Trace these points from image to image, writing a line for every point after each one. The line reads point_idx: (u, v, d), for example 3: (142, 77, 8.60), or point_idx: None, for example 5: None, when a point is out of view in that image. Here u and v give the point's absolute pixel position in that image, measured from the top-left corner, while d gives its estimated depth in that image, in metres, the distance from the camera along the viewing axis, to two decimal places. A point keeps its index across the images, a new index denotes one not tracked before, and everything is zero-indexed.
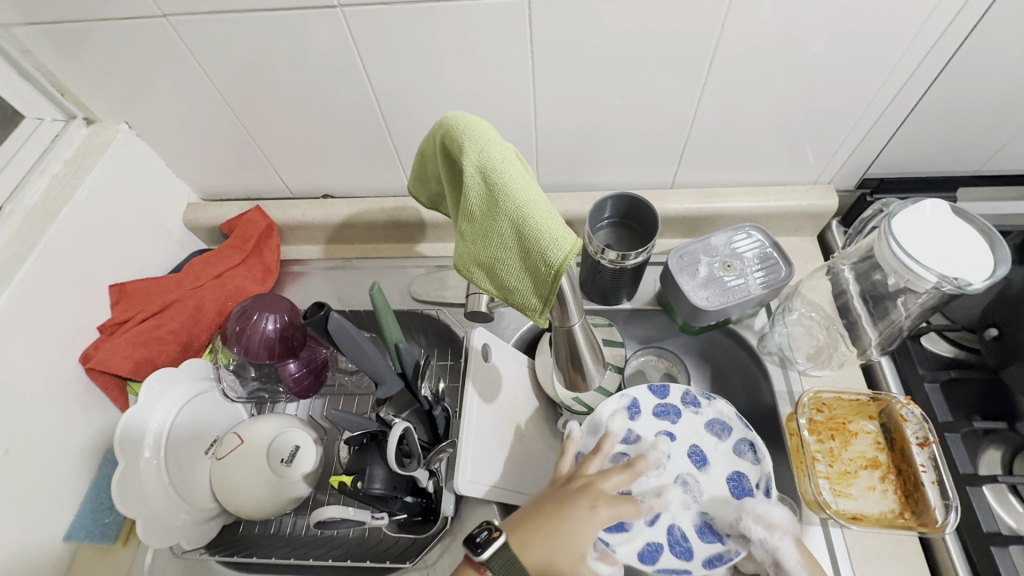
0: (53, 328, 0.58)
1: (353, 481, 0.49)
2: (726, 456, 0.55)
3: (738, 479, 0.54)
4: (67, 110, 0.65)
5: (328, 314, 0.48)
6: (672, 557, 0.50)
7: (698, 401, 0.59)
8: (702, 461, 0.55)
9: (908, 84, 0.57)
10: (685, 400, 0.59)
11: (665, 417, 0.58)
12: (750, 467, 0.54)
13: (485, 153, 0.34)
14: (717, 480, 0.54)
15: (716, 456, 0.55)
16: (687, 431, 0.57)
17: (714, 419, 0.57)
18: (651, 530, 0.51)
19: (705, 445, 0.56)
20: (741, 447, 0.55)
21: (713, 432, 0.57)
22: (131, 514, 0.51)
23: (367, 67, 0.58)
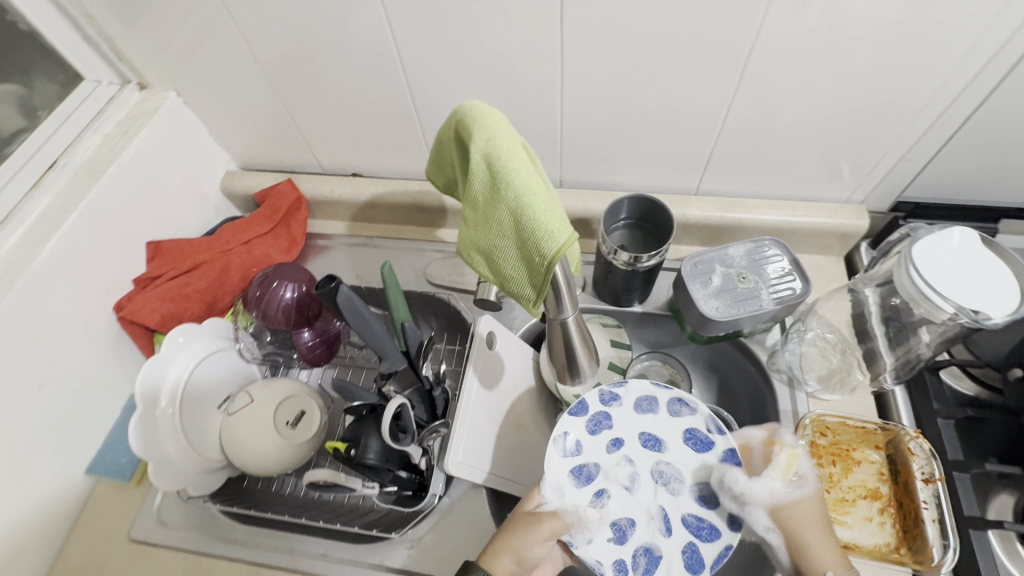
0: (91, 277, 0.62)
1: (346, 448, 0.53)
2: (675, 424, 0.53)
3: (693, 436, 0.53)
4: (123, 75, 0.69)
5: (338, 287, 0.49)
6: (705, 547, 0.49)
7: (616, 392, 0.54)
8: (657, 443, 0.53)
9: (955, 105, 0.54)
10: (604, 400, 0.54)
11: (602, 428, 0.53)
12: (695, 419, 0.53)
13: (492, 142, 0.34)
14: (678, 450, 0.53)
15: (665, 429, 0.53)
16: (627, 426, 0.53)
17: (638, 399, 0.54)
18: (670, 541, 0.50)
19: (647, 426, 0.54)
20: (677, 407, 0.53)
21: (645, 409, 0.54)
22: (144, 455, 0.55)
23: (401, 53, 0.60)
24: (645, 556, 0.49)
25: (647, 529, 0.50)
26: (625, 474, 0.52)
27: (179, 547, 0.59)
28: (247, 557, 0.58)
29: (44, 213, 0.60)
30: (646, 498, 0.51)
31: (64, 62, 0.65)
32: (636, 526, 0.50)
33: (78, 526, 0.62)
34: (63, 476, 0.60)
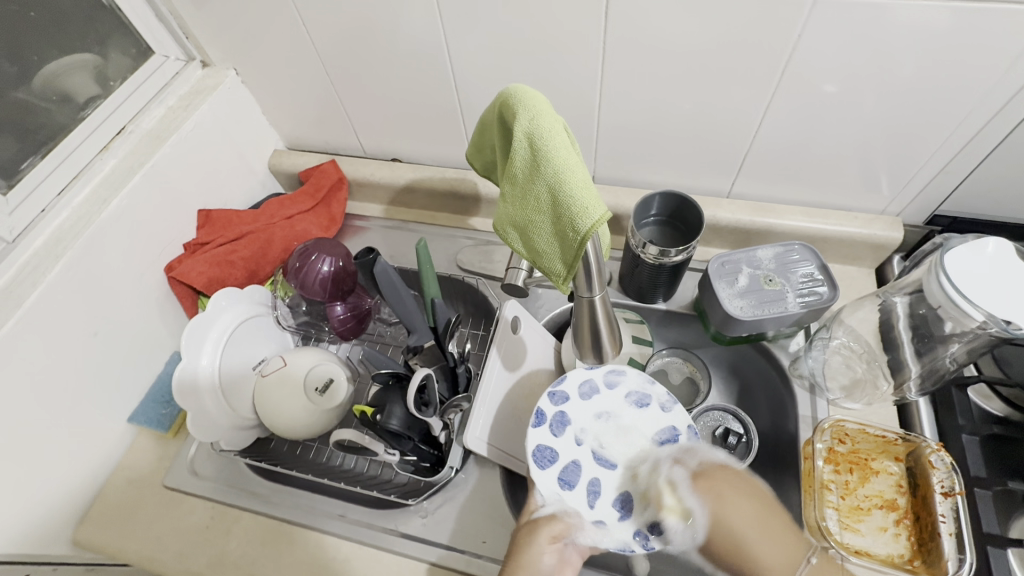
0: (147, 237, 0.67)
1: (373, 413, 0.55)
2: (620, 396, 0.58)
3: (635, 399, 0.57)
4: (188, 52, 0.73)
5: (376, 257, 0.52)
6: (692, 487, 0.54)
7: (561, 389, 0.57)
8: (607, 415, 0.57)
9: (996, 121, 0.54)
10: (553, 401, 0.56)
11: (566, 427, 0.56)
12: (625, 385, 0.58)
13: (535, 122, 0.36)
14: (627, 415, 0.57)
15: (612, 403, 0.58)
16: (580, 414, 0.56)
17: (580, 386, 0.58)
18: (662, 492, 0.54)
19: (597, 405, 0.57)
20: (612, 377, 0.58)
21: (590, 392, 0.58)
22: (183, 404, 0.59)
23: (448, 42, 0.62)
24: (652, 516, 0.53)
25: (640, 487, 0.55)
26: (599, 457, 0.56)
27: (208, 497, 0.62)
28: (270, 512, 0.61)
29: (109, 174, 0.64)
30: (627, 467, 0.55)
31: (137, 37, 0.69)
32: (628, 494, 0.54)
33: (118, 470, 0.66)
34: (109, 421, 0.64)
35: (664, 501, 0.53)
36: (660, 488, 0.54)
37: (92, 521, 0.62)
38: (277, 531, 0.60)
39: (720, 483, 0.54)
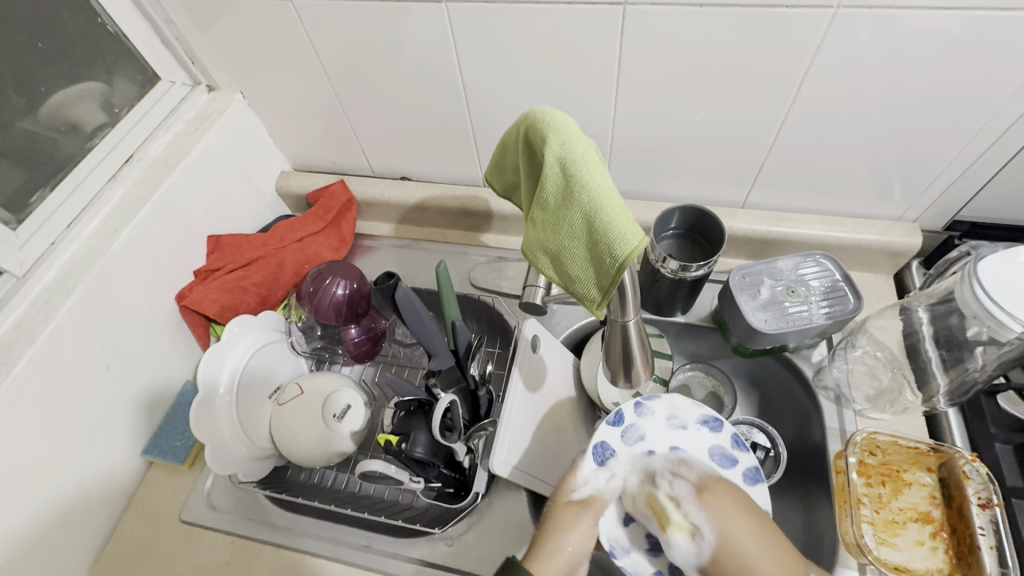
0: (157, 266, 0.66)
1: (398, 442, 0.53)
2: (705, 440, 0.54)
3: (720, 452, 0.54)
4: (194, 77, 0.73)
5: (397, 283, 0.51)
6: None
7: (649, 403, 0.56)
8: (685, 456, 0.54)
9: (1016, 126, 0.53)
10: (636, 411, 0.55)
11: (633, 442, 0.54)
12: (719, 437, 0.54)
13: (567, 147, 0.36)
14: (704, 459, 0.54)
15: (693, 443, 0.54)
16: (659, 439, 0.54)
17: (668, 414, 0.55)
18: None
19: (680, 440, 0.54)
20: (707, 426, 0.55)
21: (676, 424, 0.55)
22: (203, 439, 0.57)
23: (460, 61, 0.62)
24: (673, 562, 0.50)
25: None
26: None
27: (227, 531, 0.61)
28: (292, 545, 0.59)
29: (119, 203, 0.63)
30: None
31: (144, 64, 0.69)
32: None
33: (131, 506, 0.64)
34: (122, 455, 0.63)
35: (664, 513, 0.48)
36: (656, 499, 0.49)
37: (107, 561, 0.61)
38: (299, 564, 0.59)
39: (721, 495, 0.48)
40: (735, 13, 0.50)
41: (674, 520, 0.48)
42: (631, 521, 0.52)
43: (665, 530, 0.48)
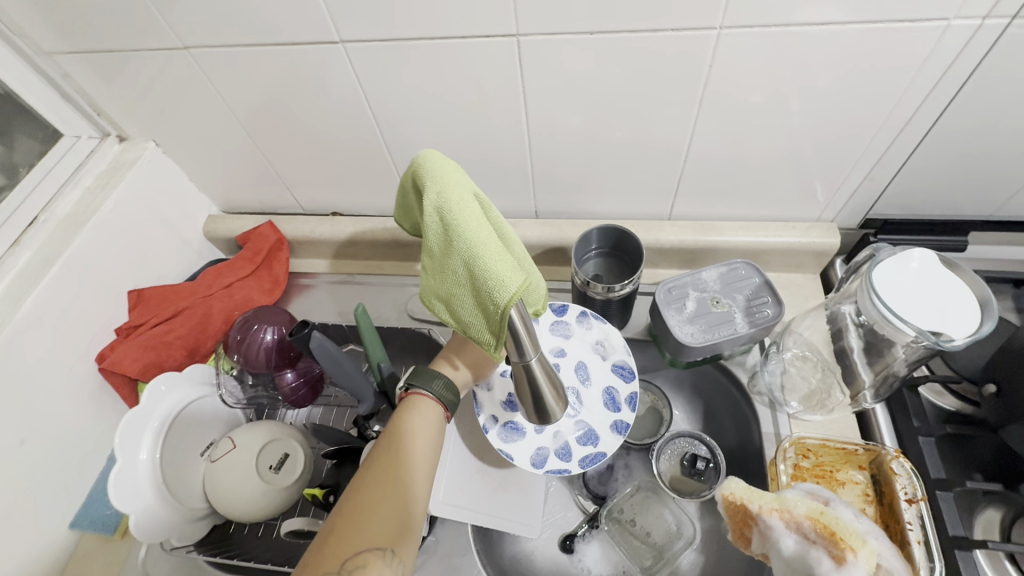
0: (72, 329, 0.63)
1: (324, 493, 0.55)
2: (609, 376, 0.64)
3: (612, 393, 0.63)
4: (102, 128, 0.71)
5: (311, 332, 0.51)
6: (555, 459, 0.60)
7: (590, 317, 0.66)
8: (585, 377, 0.64)
9: (909, 127, 0.55)
10: (579, 316, 0.67)
11: (558, 333, 0.66)
12: (620, 383, 0.63)
13: (443, 196, 0.35)
14: (596, 393, 0.63)
15: (600, 373, 0.64)
16: (577, 349, 0.65)
17: (597, 338, 0.65)
18: (539, 438, 0.62)
19: (590, 363, 0.65)
20: (620, 370, 0.64)
21: (600, 351, 0.65)
22: (125, 510, 0.55)
23: (369, 97, 0.61)
24: (508, 427, 0.62)
25: None
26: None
27: None
28: None
29: (24, 268, 0.61)
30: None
31: (43, 120, 0.66)
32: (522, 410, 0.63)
33: None
34: (46, 531, 0.60)
35: (851, 540, 0.42)
36: (833, 522, 0.43)
37: None
38: None
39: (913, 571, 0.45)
40: (627, 36, 0.50)
41: (859, 553, 0.41)
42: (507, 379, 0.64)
43: (844, 561, 0.41)
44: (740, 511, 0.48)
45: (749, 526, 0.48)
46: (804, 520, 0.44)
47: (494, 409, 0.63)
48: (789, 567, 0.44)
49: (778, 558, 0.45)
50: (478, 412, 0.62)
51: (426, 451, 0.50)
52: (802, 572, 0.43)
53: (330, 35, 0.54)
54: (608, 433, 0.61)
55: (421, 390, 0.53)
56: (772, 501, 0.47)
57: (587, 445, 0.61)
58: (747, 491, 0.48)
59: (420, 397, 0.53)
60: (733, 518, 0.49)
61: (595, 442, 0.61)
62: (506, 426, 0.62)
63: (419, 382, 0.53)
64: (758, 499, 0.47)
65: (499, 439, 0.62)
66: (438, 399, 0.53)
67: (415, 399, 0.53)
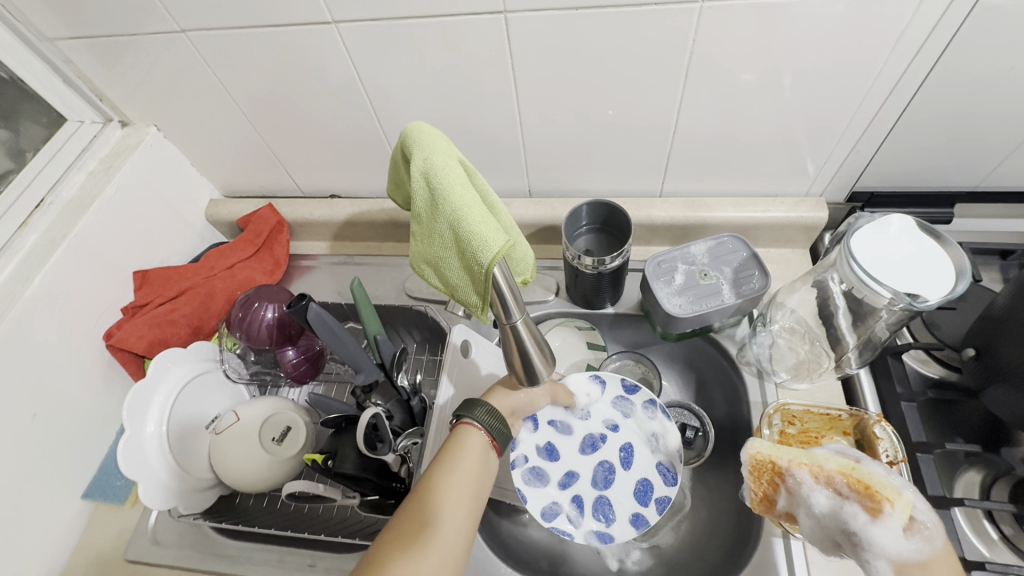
0: (80, 307, 0.65)
1: (324, 459, 0.56)
2: (650, 469, 0.60)
3: (646, 485, 0.60)
4: (105, 114, 0.72)
5: (309, 304, 0.53)
6: (565, 521, 0.58)
7: (657, 410, 0.62)
8: (628, 461, 0.61)
9: (891, 99, 0.56)
10: (648, 404, 0.63)
11: (618, 409, 0.64)
12: (663, 482, 0.59)
13: (429, 162, 0.37)
14: (628, 482, 0.60)
15: (643, 462, 0.61)
16: (631, 433, 0.63)
17: (655, 431, 0.62)
18: (559, 493, 0.60)
19: (637, 450, 0.62)
20: (665, 471, 0.60)
21: (651, 442, 0.62)
22: (132, 477, 0.56)
23: (363, 77, 0.62)
24: (534, 470, 0.61)
25: (561, 469, 0.61)
26: (589, 440, 0.63)
27: (173, 565, 0.60)
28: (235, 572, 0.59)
29: (32, 249, 0.63)
30: (583, 463, 0.62)
31: (48, 105, 0.68)
32: (556, 461, 0.62)
33: (76, 551, 0.64)
34: (60, 501, 0.63)
35: (886, 492, 0.41)
36: (866, 476, 0.43)
37: None
38: None
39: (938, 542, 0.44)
40: (611, 12, 0.51)
41: (895, 504, 0.41)
42: (550, 430, 0.63)
43: (879, 513, 0.41)
44: (768, 471, 0.49)
45: (775, 485, 0.48)
46: (836, 475, 0.44)
47: (528, 450, 0.62)
48: (818, 520, 0.45)
49: (808, 515, 0.46)
50: (513, 448, 0.61)
51: (478, 477, 0.48)
52: (834, 526, 0.44)
53: (323, 15, 0.56)
54: (626, 520, 0.58)
55: (467, 418, 0.52)
56: (801, 456, 0.47)
57: (600, 520, 0.58)
58: (773, 449, 0.49)
59: (466, 427, 0.51)
60: (758, 479, 0.49)
61: (609, 522, 0.58)
62: (533, 469, 0.61)
63: (466, 410, 0.52)
64: (788, 455, 0.48)
65: (521, 478, 0.60)
66: (485, 429, 0.51)
67: (463, 429, 0.51)
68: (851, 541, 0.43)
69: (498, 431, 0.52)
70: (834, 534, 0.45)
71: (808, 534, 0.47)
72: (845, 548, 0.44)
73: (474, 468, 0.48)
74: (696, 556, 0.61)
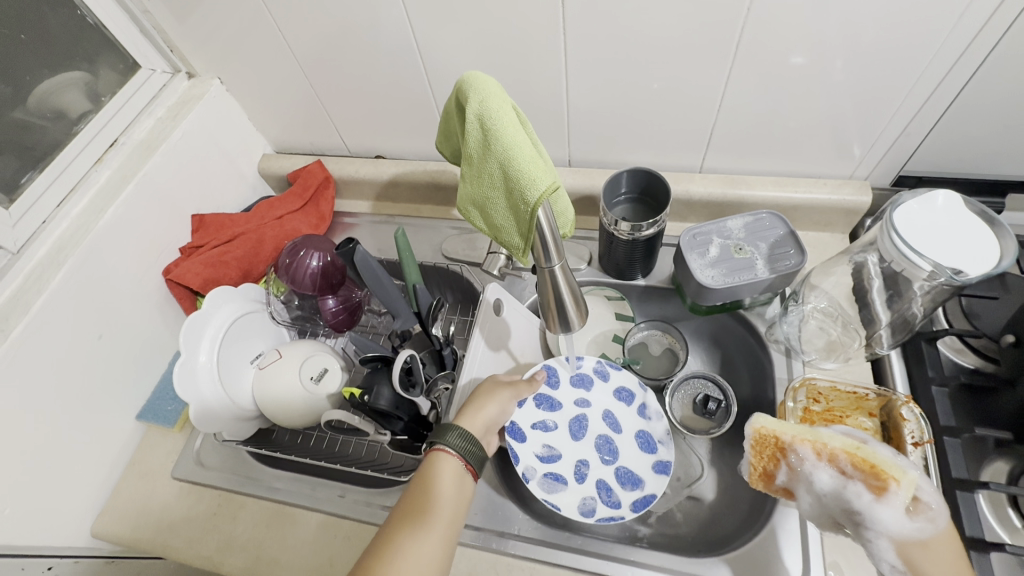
0: (144, 242, 0.70)
1: (362, 395, 0.58)
2: (635, 421, 0.65)
3: (644, 436, 0.64)
4: (174, 64, 0.77)
5: (356, 247, 0.56)
6: (604, 507, 0.60)
7: (608, 370, 0.68)
8: (615, 424, 0.66)
9: (946, 81, 0.55)
10: (598, 369, 0.68)
11: (579, 387, 0.68)
12: (649, 425, 0.65)
13: (484, 104, 0.39)
14: (627, 439, 0.65)
15: (626, 419, 0.66)
16: (601, 397, 0.67)
17: (620, 387, 0.67)
18: (582, 487, 0.61)
19: (615, 409, 0.67)
20: (644, 411, 0.66)
21: (623, 396, 0.67)
22: (187, 398, 0.62)
23: (418, 38, 0.64)
24: (548, 477, 0.62)
25: (568, 465, 0.63)
26: (574, 424, 0.66)
27: (214, 485, 0.66)
28: (270, 496, 0.64)
29: (104, 184, 0.67)
30: (583, 449, 0.64)
31: (124, 53, 0.72)
32: (560, 461, 0.63)
33: (129, 467, 0.69)
34: (117, 419, 0.68)
35: (892, 471, 0.43)
36: (871, 456, 0.44)
37: (108, 515, 0.66)
38: (280, 514, 0.63)
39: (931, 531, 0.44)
40: None
41: (901, 483, 0.42)
42: (539, 432, 0.65)
43: (885, 492, 0.42)
44: (771, 446, 0.49)
45: (777, 460, 0.49)
46: (840, 453, 0.45)
47: (530, 460, 0.62)
48: (819, 497, 0.46)
49: (810, 492, 0.47)
50: (516, 462, 0.61)
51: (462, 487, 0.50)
52: (835, 505, 0.45)
53: None
54: (650, 473, 0.61)
55: (440, 445, 0.52)
56: (805, 433, 0.48)
57: (633, 490, 0.61)
58: (778, 424, 0.49)
59: (440, 453, 0.52)
60: (760, 453, 0.50)
61: (637, 487, 0.61)
62: (546, 476, 0.62)
63: (437, 437, 0.52)
64: (792, 431, 0.48)
65: (541, 489, 0.61)
66: (457, 453, 0.51)
67: (436, 455, 0.51)
68: (851, 522, 0.45)
69: (473, 454, 0.52)
70: (833, 511, 0.46)
71: (807, 509, 0.48)
72: (845, 526, 0.46)
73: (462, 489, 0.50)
74: (707, 525, 0.63)
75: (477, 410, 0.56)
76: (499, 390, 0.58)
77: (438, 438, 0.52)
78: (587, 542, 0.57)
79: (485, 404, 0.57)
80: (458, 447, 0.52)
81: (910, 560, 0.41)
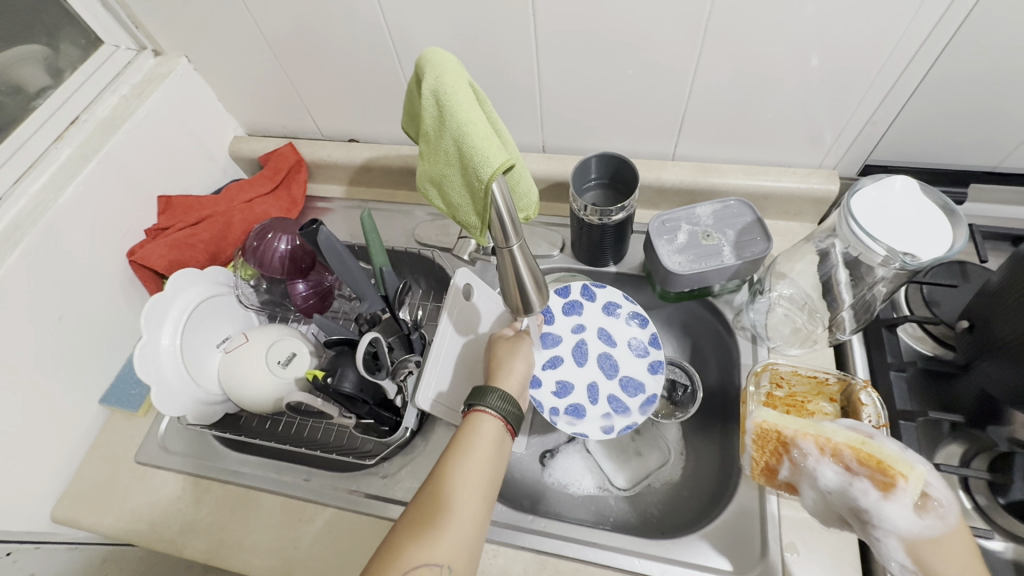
0: (106, 223, 0.69)
1: (325, 377, 0.56)
2: (626, 332, 0.68)
3: (636, 342, 0.68)
4: (139, 41, 0.75)
5: (319, 228, 0.55)
6: (620, 418, 0.63)
7: (593, 291, 0.71)
8: (609, 338, 0.68)
9: (909, 70, 0.55)
10: (584, 292, 0.70)
11: (572, 318, 0.70)
12: (639, 330, 0.68)
13: (439, 79, 0.38)
14: (623, 350, 0.68)
15: (619, 331, 0.69)
16: (593, 319, 0.70)
17: (607, 302, 0.70)
18: (598, 407, 0.64)
19: (607, 325, 0.69)
20: (635, 319, 0.69)
21: (611, 309, 0.70)
22: (143, 376, 0.60)
23: (386, 18, 0.63)
24: (569, 411, 0.64)
25: (582, 393, 0.65)
26: (577, 351, 0.68)
27: (179, 469, 0.65)
28: (236, 481, 0.63)
29: (65, 161, 0.66)
30: (589, 372, 0.67)
31: (85, 27, 0.71)
32: (574, 392, 0.65)
33: (91, 451, 0.68)
34: (79, 402, 0.67)
35: (899, 467, 0.41)
36: (877, 451, 0.43)
37: (68, 499, 0.65)
38: (245, 498, 0.62)
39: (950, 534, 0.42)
40: None
41: (908, 479, 0.41)
42: (552, 370, 0.67)
43: (892, 488, 0.41)
44: (773, 440, 0.49)
45: (779, 455, 0.49)
46: (844, 448, 0.44)
47: (550, 401, 0.65)
48: (824, 495, 0.46)
49: (813, 488, 0.47)
50: (540, 409, 0.64)
51: (483, 473, 0.47)
52: (842, 503, 0.45)
53: None
54: (648, 375, 0.65)
55: (479, 407, 0.51)
56: (808, 427, 0.47)
57: (638, 395, 0.65)
58: (780, 419, 0.50)
59: (480, 416, 0.50)
60: (762, 448, 0.50)
61: (641, 390, 0.65)
62: (567, 411, 0.64)
63: (477, 399, 0.51)
64: (794, 425, 0.48)
65: (567, 423, 0.63)
66: (498, 415, 0.50)
67: (477, 419, 0.50)
68: (857, 522, 0.44)
69: (512, 415, 0.51)
70: (839, 509, 0.46)
71: (811, 506, 0.48)
72: (852, 525, 0.45)
73: (483, 471, 0.48)
74: (672, 508, 0.63)
75: (509, 367, 0.56)
76: (520, 343, 0.58)
77: (479, 401, 0.51)
78: (551, 524, 0.57)
79: (511, 365, 0.56)
80: (501, 408, 0.51)
81: (920, 559, 0.39)
